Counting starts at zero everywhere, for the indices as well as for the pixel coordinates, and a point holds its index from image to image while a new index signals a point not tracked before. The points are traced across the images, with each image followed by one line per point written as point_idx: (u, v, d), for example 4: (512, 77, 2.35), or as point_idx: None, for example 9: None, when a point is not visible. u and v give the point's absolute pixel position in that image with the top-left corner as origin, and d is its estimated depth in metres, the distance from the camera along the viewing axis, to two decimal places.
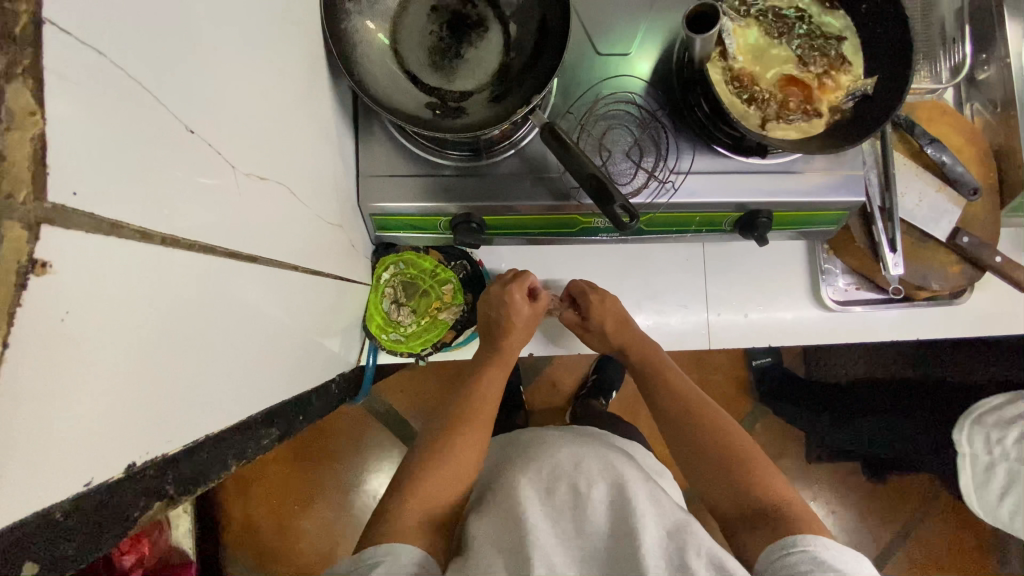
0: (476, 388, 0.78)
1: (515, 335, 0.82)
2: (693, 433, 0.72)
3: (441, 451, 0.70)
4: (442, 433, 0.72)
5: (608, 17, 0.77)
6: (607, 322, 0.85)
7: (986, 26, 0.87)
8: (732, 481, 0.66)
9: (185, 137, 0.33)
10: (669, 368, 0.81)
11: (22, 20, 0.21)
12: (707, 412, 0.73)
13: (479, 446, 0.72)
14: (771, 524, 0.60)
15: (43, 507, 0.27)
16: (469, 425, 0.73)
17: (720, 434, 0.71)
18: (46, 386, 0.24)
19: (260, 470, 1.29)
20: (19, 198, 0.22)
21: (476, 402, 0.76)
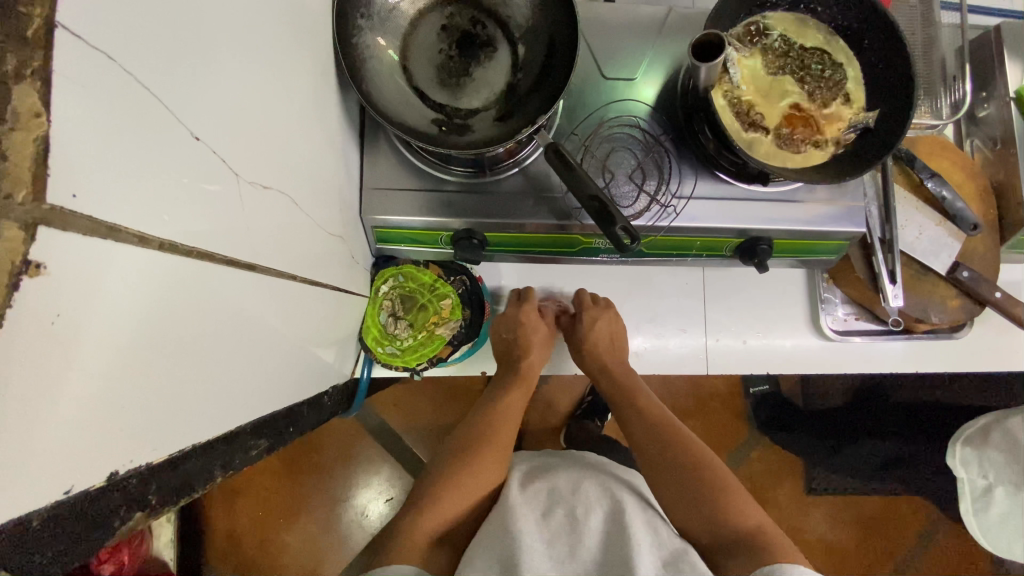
0: (501, 408, 0.80)
1: (534, 361, 0.85)
2: (668, 458, 0.71)
3: (469, 463, 0.72)
4: (467, 447, 0.74)
5: (615, 43, 0.79)
6: (599, 343, 0.85)
7: (987, 66, 0.89)
8: (709, 507, 0.65)
9: (191, 144, 0.33)
10: (645, 396, 0.80)
11: (34, 23, 0.22)
12: (684, 439, 0.73)
13: (502, 464, 0.75)
14: (747, 552, 0.60)
15: (22, 514, 0.26)
16: (495, 442, 0.75)
17: (697, 460, 0.70)
18: (30, 388, 0.24)
19: (246, 481, 1.27)
20: (18, 198, 0.22)
21: (501, 422, 0.78)
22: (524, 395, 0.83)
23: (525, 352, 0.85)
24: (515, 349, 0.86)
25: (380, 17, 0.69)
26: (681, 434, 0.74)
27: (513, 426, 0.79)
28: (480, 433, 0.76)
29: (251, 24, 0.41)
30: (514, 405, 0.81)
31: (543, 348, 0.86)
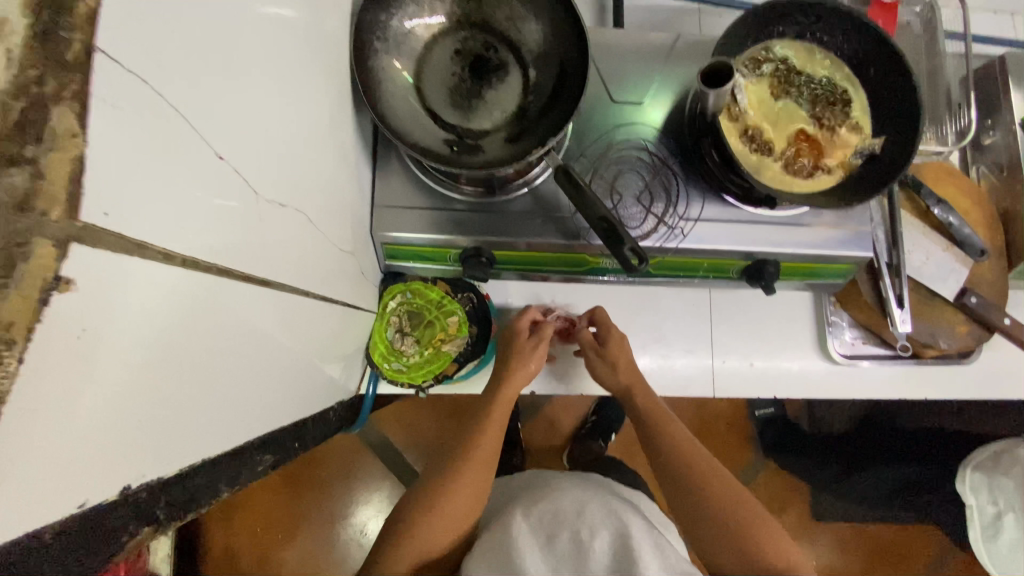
0: (483, 435, 0.74)
1: (514, 383, 0.78)
2: (692, 500, 0.69)
3: (446, 497, 0.68)
4: (444, 476, 0.70)
5: (624, 68, 0.80)
6: (622, 363, 0.82)
7: (992, 94, 0.91)
8: (731, 552, 0.65)
9: (215, 163, 0.34)
10: (670, 420, 0.77)
11: (74, 47, 0.23)
12: (709, 476, 0.70)
13: (481, 491, 0.71)
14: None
15: (32, 530, 0.26)
16: (472, 470, 0.70)
17: (722, 502, 0.68)
18: (51, 403, 0.24)
19: (244, 497, 1.26)
20: (52, 216, 0.22)
21: (480, 448, 0.72)
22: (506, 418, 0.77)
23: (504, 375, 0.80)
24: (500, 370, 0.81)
25: (395, 41, 0.71)
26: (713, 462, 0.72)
27: (493, 452, 0.73)
28: (456, 461, 0.71)
29: (274, 46, 0.42)
30: (494, 431, 0.75)
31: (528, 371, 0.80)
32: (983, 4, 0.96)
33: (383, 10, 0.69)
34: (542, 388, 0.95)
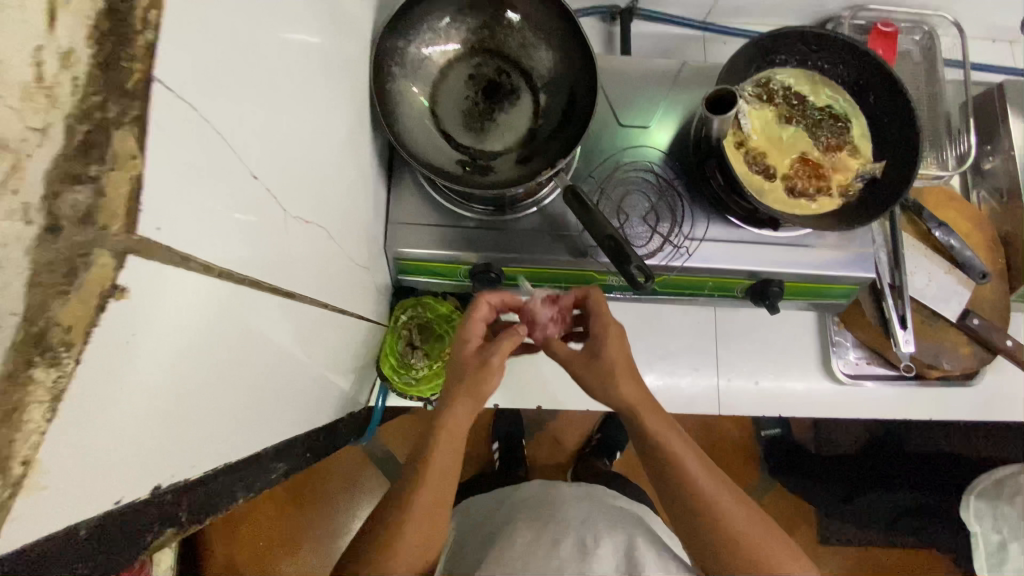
0: (422, 475, 0.55)
1: (458, 406, 0.58)
2: (692, 533, 0.56)
3: (377, 568, 0.50)
4: (377, 537, 0.53)
5: (631, 93, 0.83)
6: (619, 369, 0.61)
7: (991, 121, 0.93)
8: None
9: (249, 182, 0.36)
10: (673, 440, 0.58)
11: (134, 76, 0.25)
12: (715, 502, 0.56)
13: (429, 550, 0.53)
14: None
15: (70, 524, 0.28)
16: (410, 528, 0.52)
17: (732, 534, 0.54)
18: (95, 403, 0.26)
19: (248, 511, 1.26)
20: (112, 230, 0.24)
21: (416, 497, 0.54)
22: (454, 453, 0.57)
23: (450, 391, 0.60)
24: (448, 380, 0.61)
25: (412, 66, 0.74)
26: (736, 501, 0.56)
27: (438, 500, 0.54)
28: (392, 515, 0.53)
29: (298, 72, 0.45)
30: (433, 475, 0.55)
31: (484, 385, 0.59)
32: (981, 34, 0.99)
33: (401, 38, 0.72)
34: (549, 403, 0.97)
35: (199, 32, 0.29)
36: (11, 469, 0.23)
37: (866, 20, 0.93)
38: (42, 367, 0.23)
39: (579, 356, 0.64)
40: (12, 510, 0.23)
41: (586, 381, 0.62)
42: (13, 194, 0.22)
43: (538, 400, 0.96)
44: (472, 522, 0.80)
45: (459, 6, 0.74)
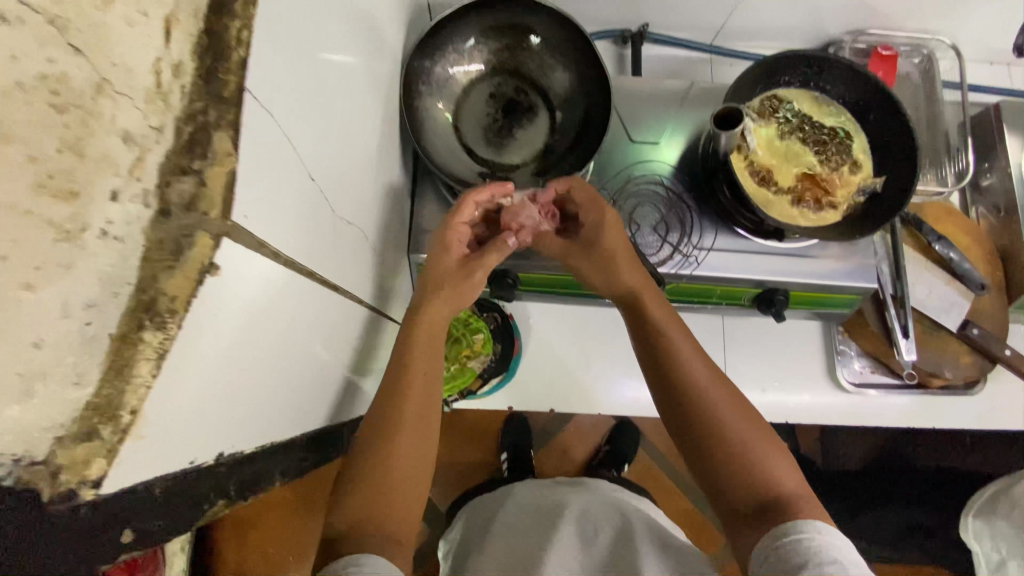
0: (403, 384, 0.53)
1: (450, 297, 0.58)
2: (673, 411, 0.54)
3: (382, 475, 0.49)
4: (366, 452, 0.50)
5: (642, 111, 0.88)
6: (617, 256, 0.62)
7: (988, 140, 0.97)
8: (717, 470, 0.51)
9: (307, 183, 0.41)
10: (668, 321, 0.59)
11: (230, 86, 0.29)
12: (701, 381, 0.54)
13: (426, 457, 0.53)
14: (760, 526, 0.48)
15: (149, 478, 0.31)
16: (404, 433, 0.51)
17: (711, 411, 0.52)
18: (184, 367, 0.30)
19: (259, 515, 1.29)
20: (212, 215, 0.28)
21: (403, 405, 0.52)
22: (430, 363, 0.56)
23: (437, 286, 0.60)
24: (430, 278, 0.60)
25: (438, 85, 0.79)
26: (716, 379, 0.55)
27: (425, 406, 0.54)
28: (379, 427, 0.51)
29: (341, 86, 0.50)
30: (417, 384, 0.53)
31: (473, 282, 0.60)
32: (978, 57, 1.03)
33: (428, 58, 0.77)
34: (561, 408, 0.99)
35: (273, 51, 0.34)
36: (120, 418, 0.27)
37: (867, 44, 0.98)
38: (150, 330, 0.27)
39: (574, 246, 0.65)
40: (119, 452, 0.27)
41: (586, 272, 0.64)
42: (138, 180, 0.26)
43: (550, 404, 0.99)
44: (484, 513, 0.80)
45: (482, 29, 0.80)
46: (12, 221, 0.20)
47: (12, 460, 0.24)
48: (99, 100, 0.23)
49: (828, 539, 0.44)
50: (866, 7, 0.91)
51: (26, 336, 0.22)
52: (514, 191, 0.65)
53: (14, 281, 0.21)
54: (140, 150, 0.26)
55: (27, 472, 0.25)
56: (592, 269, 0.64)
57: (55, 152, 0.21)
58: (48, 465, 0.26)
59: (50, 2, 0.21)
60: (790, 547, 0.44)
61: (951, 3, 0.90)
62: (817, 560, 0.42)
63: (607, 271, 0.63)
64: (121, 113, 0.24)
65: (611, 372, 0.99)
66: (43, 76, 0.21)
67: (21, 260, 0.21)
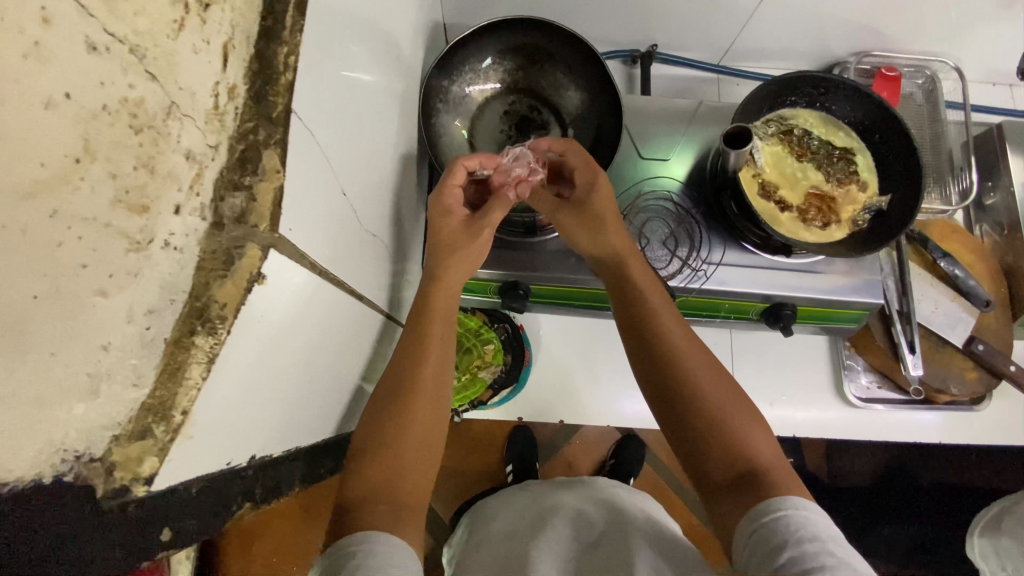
0: (420, 351, 0.53)
1: (462, 260, 0.60)
2: (653, 380, 0.54)
3: (394, 443, 0.48)
4: (382, 419, 0.50)
5: (651, 129, 0.90)
6: (605, 216, 0.63)
7: (991, 160, 0.99)
8: (696, 438, 0.50)
9: (337, 198, 0.43)
10: (649, 293, 0.59)
11: (278, 108, 0.32)
12: (680, 350, 0.54)
13: (439, 427, 0.52)
14: (742, 495, 0.47)
15: (189, 477, 0.33)
16: (422, 399, 0.51)
17: (689, 379, 0.52)
18: (227, 370, 0.31)
19: (262, 525, 1.28)
20: (261, 228, 0.30)
21: (422, 372, 0.52)
22: (448, 329, 0.57)
23: (448, 251, 0.60)
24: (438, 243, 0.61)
25: (454, 103, 0.82)
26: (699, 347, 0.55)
27: (440, 375, 0.53)
28: (396, 394, 0.51)
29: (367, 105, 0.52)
30: (436, 352, 0.54)
31: (479, 240, 0.61)
32: (980, 78, 1.06)
33: (446, 77, 0.80)
34: (570, 419, 1.00)
35: (314, 76, 0.36)
36: (171, 418, 0.29)
37: (870, 65, 1.00)
38: (201, 335, 0.29)
39: (563, 203, 0.65)
40: (170, 450, 0.29)
41: (576, 234, 0.64)
42: (197, 196, 0.28)
43: (558, 415, 1.00)
44: (482, 519, 0.80)
45: (498, 49, 0.82)
46: (95, 233, 0.22)
47: (74, 456, 0.25)
48: (168, 121, 0.25)
49: (807, 515, 0.43)
50: (870, 30, 0.94)
51: (97, 340, 0.24)
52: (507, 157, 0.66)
53: (90, 288, 0.22)
54: (199, 166, 0.27)
55: (86, 469, 0.26)
56: (580, 229, 0.64)
57: (132, 169, 0.23)
58: (104, 461, 0.27)
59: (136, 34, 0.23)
60: (769, 526, 0.43)
61: (953, 26, 0.93)
62: (796, 537, 0.42)
63: (596, 233, 0.63)
64: (185, 133, 0.26)
65: (619, 385, 1.00)
66: (123, 99, 0.22)
67: (98, 268, 0.22)
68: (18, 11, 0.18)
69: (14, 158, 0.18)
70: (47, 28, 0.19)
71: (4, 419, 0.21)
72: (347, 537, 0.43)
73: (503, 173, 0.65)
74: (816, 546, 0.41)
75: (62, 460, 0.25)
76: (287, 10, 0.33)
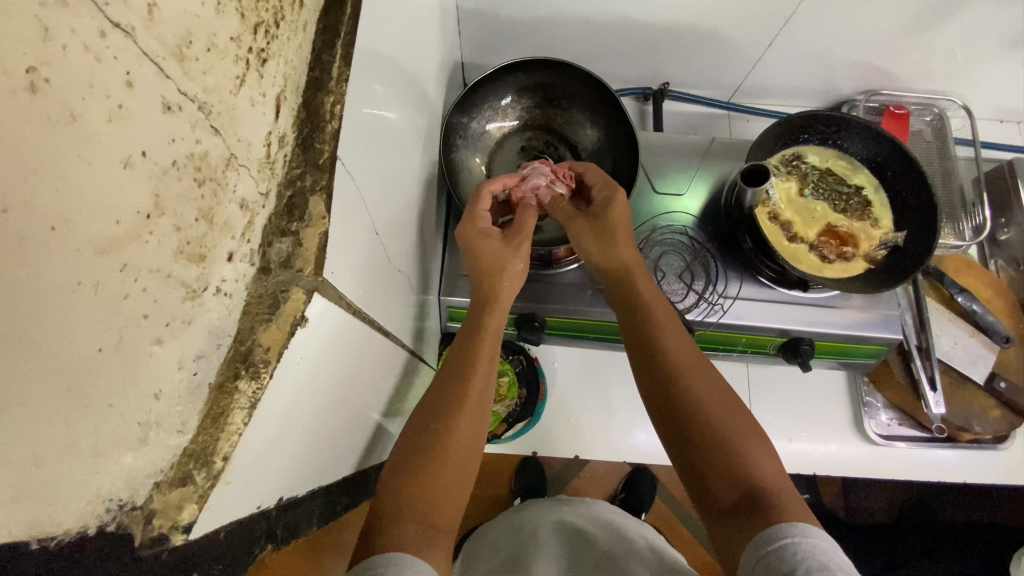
0: (470, 369, 0.53)
1: (512, 277, 0.61)
2: (656, 400, 0.53)
3: (440, 454, 0.47)
4: (429, 431, 0.49)
5: (665, 165, 0.91)
6: (616, 231, 0.63)
7: (1004, 197, 1.00)
8: (698, 460, 0.49)
9: (368, 237, 0.44)
10: (655, 311, 0.59)
11: (324, 155, 0.32)
12: (684, 368, 0.53)
13: (481, 441, 0.51)
14: (747, 518, 0.44)
15: (218, 526, 0.31)
16: (464, 416, 0.50)
17: (692, 398, 0.51)
18: (266, 414, 0.32)
19: None
20: (305, 272, 0.31)
21: (471, 386, 0.52)
22: (495, 348, 0.57)
23: (494, 269, 0.61)
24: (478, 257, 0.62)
25: (473, 139, 0.84)
26: (701, 364, 0.54)
27: (485, 391, 0.53)
28: (443, 408, 0.50)
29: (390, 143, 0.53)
30: (485, 367, 0.54)
31: (519, 255, 0.62)
32: (989, 116, 1.07)
33: (465, 114, 0.82)
34: (585, 454, 0.98)
35: (351, 122, 0.37)
36: (213, 463, 0.28)
37: (879, 103, 1.02)
38: (245, 379, 0.29)
39: (579, 215, 0.66)
40: (209, 497, 0.28)
41: (585, 241, 0.65)
42: (248, 242, 0.28)
43: (574, 448, 0.98)
44: (477, 553, 0.77)
45: (517, 88, 0.84)
46: (158, 284, 0.22)
47: (119, 505, 0.25)
48: (227, 172, 0.26)
49: (815, 543, 0.40)
50: (878, 70, 0.96)
51: (150, 388, 0.24)
52: (518, 178, 0.69)
53: (149, 337, 0.23)
54: (251, 214, 0.28)
55: (128, 517, 0.26)
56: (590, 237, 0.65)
57: (194, 221, 0.24)
58: (145, 509, 0.26)
59: (202, 92, 0.23)
60: (774, 555, 0.40)
61: (962, 66, 0.94)
62: (804, 567, 0.38)
63: (604, 244, 0.64)
64: (240, 182, 0.27)
65: (633, 419, 0.99)
66: (191, 154, 0.23)
67: (158, 318, 0.23)
68: (107, 77, 0.18)
69: (95, 217, 0.19)
70: (130, 91, 0.20)
71: (63, 473, 0.21)
72: (381, 552, 0.40)
73: (523, 187, 0.68)
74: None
75: (106, 509, 0.24)
76: (334, 61, 0.33)
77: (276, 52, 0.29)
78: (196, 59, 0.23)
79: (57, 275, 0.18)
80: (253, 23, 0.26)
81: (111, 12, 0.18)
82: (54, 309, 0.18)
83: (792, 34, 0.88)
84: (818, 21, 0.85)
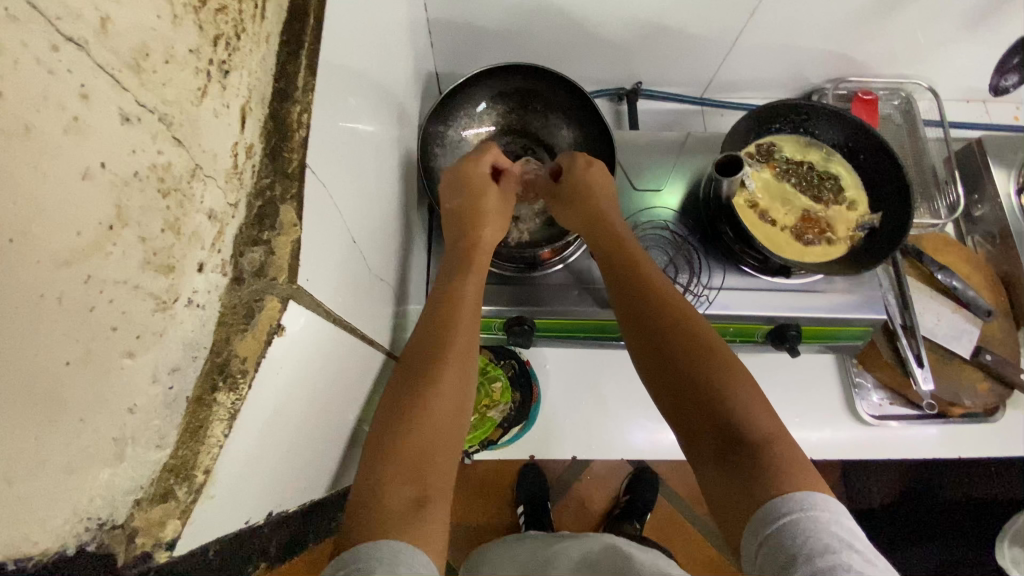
0: (449, 323, 0.55)
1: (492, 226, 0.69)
2: (648, 363, 0.53)
3: (423, 409, 0.47)
4: (411, 391, 0.48)
5: (642, 162, 0.93)
6: (594, 186, 0.71)
7: (975, 175, 1.03)
8: (689, 419, 0.48)
9: (348, 244, 0.45)
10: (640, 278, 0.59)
11: (292, 163, 0.33)
12: (672, 333, 0.53)
13: (467, 401, 0.51)
14: (741, 477, 0.44)
15: (206, 543, 0.31)
16: (450, 365, 0.51)
17: (678, 359, 0.51)
18: (251, 427, 0.32)
19: None
20: (279, 281, 0.32)
21: (453, 339, 0.53)
22: (475, 313, 0.58)
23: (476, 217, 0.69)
24: (464, 220, 0.69)
25: (451, 145, 0.84)
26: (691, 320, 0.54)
27: (468, 348, 0.54)
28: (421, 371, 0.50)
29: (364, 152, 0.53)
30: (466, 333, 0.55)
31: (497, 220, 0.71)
32: (957, 96, 1.10)
33: (442, 122, 0.83)
34: (582, 454, 0.97)
35: (323, 132, 0.38)
36: (194, 477, 0.28)
37: (847, 90, 1.05)
38: (223, 391, 0.29)
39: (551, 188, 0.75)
40: (192, 511, 0.28)
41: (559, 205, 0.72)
42: (218, 252, 0.28)
43: (569, 449, 0.97)
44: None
45: (491, 94, 0.85)
46: (125, 295, 0.22)
47: (98, 524, 0.24)
48: (192, 182, 0.26)
49: (815, 517, 0.40)
50: (843, 59, 0.98)
51: (124, 403, 0.23)
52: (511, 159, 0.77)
53: (119, 349, 0.22)
54: (220, 224, 0.28)
55: (107, 537, 0.25)
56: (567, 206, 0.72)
57: (160, 232, 0.24)
58: (125, 528, 0.26)
59: (161, 103, 0.24)
60: (774, 540, 0.40)
61: (924, 50, 0.97)
62: (805, 551, 0.38)
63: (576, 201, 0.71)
64: (207, 193, 0.27)
65: (629, 417, 0.98)
66: (152, 165, 0.23)
67: (127, 330, 0.23)
68: (62, 90, 0.19)
69: (54, 227, 0.19)
70: (86, 104, 0.20)
71: (36, 490, 0.20)
72: (365, 540, 0.39)
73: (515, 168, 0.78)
74: (829, 559, 0.37)
75: (85, 529, 0.24)
76: (298, 71, 0.34)
77: (239, 63, 0.29)
78: (154, 71, 0.23)
79: (22, 287, 0.18)
80: (212, 34, 0.27)
81: (63, 26, 0.18)
82: (20, 322, 0.18)
83: (757, 28, 0.90)
84: (781, 13, 0.87)
